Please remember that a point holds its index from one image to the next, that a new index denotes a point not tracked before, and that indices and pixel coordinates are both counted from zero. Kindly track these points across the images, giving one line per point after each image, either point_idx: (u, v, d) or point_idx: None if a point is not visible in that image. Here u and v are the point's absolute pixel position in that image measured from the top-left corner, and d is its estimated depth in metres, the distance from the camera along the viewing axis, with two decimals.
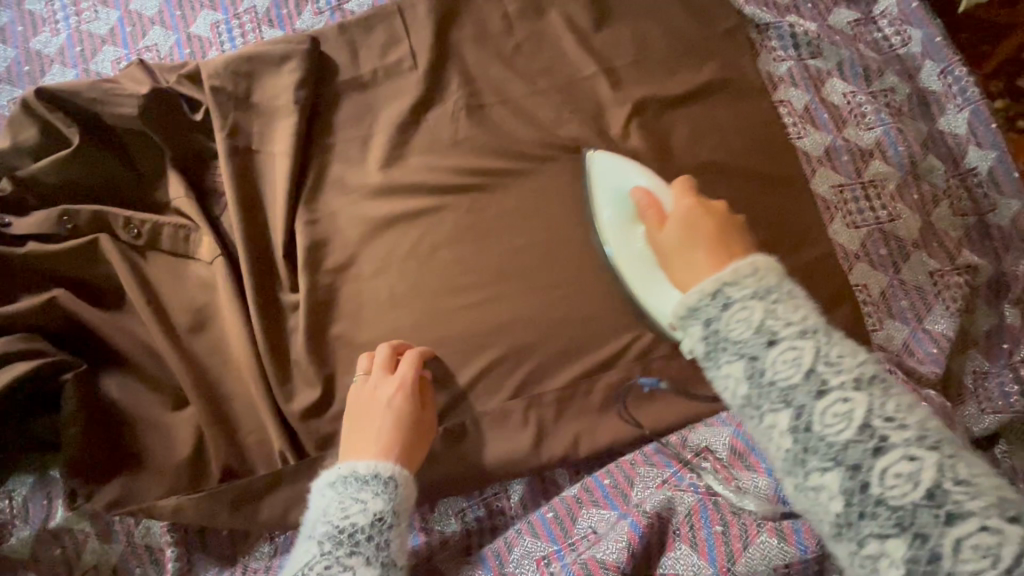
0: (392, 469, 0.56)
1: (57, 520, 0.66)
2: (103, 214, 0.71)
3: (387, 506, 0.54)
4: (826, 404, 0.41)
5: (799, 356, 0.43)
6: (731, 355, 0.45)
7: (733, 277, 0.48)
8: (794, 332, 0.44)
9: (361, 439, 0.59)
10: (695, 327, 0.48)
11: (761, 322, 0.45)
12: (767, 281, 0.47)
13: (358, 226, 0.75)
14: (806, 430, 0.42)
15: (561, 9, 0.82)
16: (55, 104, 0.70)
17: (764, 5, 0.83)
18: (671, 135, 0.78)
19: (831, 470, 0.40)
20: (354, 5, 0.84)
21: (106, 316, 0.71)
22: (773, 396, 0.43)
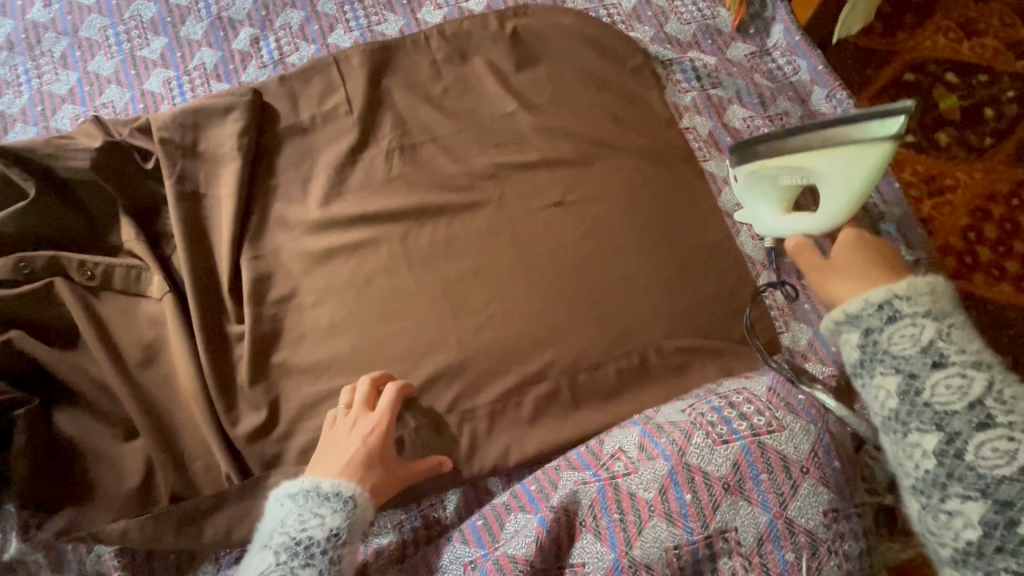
0: (354, 489, 0.62)
1: (11, 552, 0.68)
2: (58, 258, 0.77)
3: (344, 523, 0.60)
4: (987, 437, 0.48)
5: (965, 385, 0.49)
6: (888, 369, 0.53)
7: (880, 296, 0.54)
8: (965, 360, 0.50)
9: (325, 462, 0.64)
10: (853, 334, 0.55)
11: (930, 342, 0.51)
12: (940, 305, 0.52)
13: (299, 260, 0.81)
14: (955, 455, 0.49)
15: (483, 55, 0.90)
16: (13, 160, 0.76)
17: (668, 44, 0.92)
18: (586, 163, 0.85)
19: (973, 500, 0.47)
20: (296, 58, 0.92)
21: (60, 353, 0.75)
22: (925, 417, 0.50)
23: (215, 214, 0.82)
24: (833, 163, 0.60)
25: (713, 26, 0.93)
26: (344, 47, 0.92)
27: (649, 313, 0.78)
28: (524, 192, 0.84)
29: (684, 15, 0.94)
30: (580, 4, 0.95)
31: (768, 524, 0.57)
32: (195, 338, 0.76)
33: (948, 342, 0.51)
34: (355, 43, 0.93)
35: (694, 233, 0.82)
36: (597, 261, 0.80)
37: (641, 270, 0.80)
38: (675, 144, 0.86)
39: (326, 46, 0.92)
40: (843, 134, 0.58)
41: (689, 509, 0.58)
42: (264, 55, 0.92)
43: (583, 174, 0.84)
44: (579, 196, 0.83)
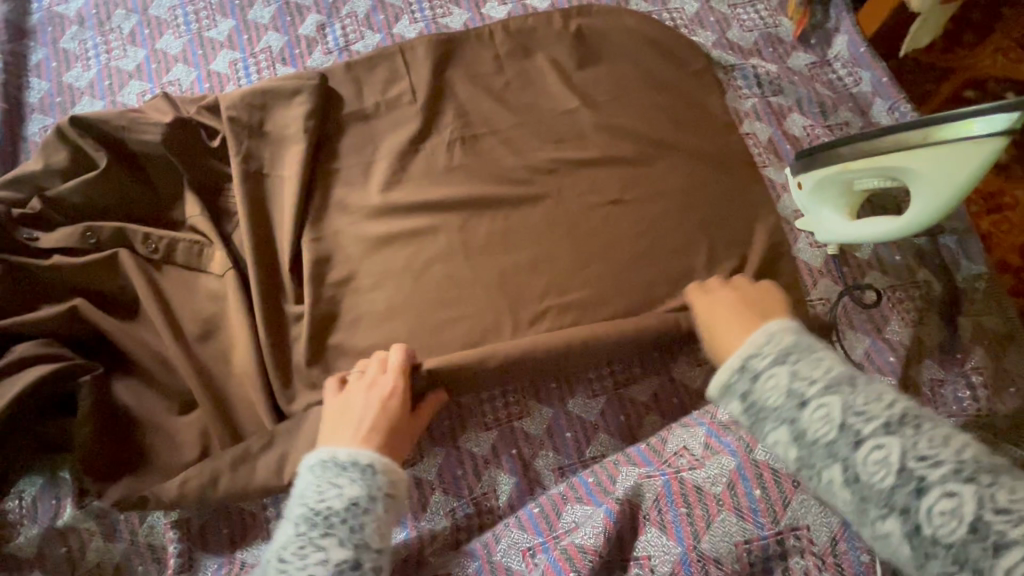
0: (372, 456, 0.58)
1: (65, 518, 0.70)
2: (126, 230, 0.77)
3: (363, 491, 0.55)
4: (865, 452, 0.42)
5: (828, 413, 0.44)
6: (772, 423, 0.46)
7: (749, 346, 0.51)
8: (817, 390, 0.45)
9: (344, 432, 0.61)
10: (730, 402, 0.49)
11: (789, 386, 0.46)
12: (783, 343, 0.49)
13: (359, 243, 0.82)
14: (855, 482, 0.42)
15: (546, 52, 0.91)
16: (88, 130, 0.77)
17: (730, 50, 0.93)
18: (647, 162, 0.85)
19: (888, 520, 0.40)
20: (361, 46, 0.93)
21: (121, 324, 0.75)
22: (816, 454, 0.44)
23: (277, 195, 0.82)
24: (934, 157, 0.63)
25: (774, 35, 0.94)
26: (409, 37, 0.93)
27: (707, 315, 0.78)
28: (584, 188, 0.84)
29: (746, 23, 0.95)
30: (643, 6, 0.96)
31: (842, 524, 0.56)
32: (255, 317, 0.76)
33: (795, 377, 0.47)
34: (420, 34, 0.94)
35: (753, 237, 0.82)
36: (655, 261, 0.80)
37: (698, 271, 0.80)
38: (734, 148, 0.86)
39: (391, 35, 0.93)
40: (940, 136, 0.62)
41: (759, 505, 0.58)
42: (330, 41, 0.93)
43: (643, 174, 0.85)
44: (637, 194, 0.84)
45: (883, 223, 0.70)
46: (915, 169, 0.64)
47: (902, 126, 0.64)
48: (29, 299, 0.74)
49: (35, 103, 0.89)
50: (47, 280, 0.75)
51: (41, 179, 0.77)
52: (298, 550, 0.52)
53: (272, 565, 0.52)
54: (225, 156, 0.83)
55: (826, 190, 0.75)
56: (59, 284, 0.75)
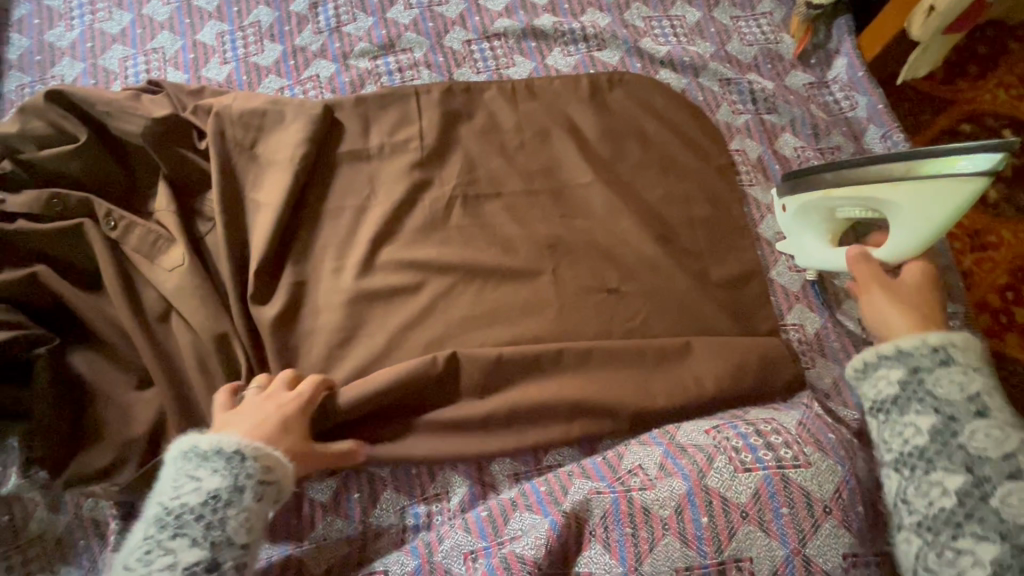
0: (237, 443, 0.58)
1: (8, 486, 0.69)
2: (91, 201, 0.75)
3: (224, 483, 0.56)
4: (1016, 487, 0.52)
5: (1000, 438, 0.55)
6: (926, 408, 0.58)
7: (938, 339, 0.60)
8: (1002, 417, 0.56)
9: (243, 425, 0.60)
10: (898, 369, 0.61)
11: (974, 393, 0.57)
12: (965, 350, 0.59)
13: (333, 232, 0.81)
14: (979, 498, 0.53)
15: (540, 53, 0.90)
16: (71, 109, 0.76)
17: (727, 62, 0.90)
18: (642, 204, 0.83)
19: (988, 540, 0.51)
20: (351, 27, 0.90)
21: (84, 294, 0.74)
22: (956, 458, 0.55)
23: (254, 179, 0.80)
24: (915, 195, 0.62)
25: (774, 51, 0.92)
26: (402, 22, 0.90)
27: (672, 328, 0.77)
28: (567, 206, 0.83)
29: (746, 36, 0.92)
30: (643, 11, 0.92)
31: (785, 558, 0.56)
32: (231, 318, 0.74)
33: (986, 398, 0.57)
34: (414, 21, 0.91)
35: (723, 256, 0.82)
36: (650, 308, 0.78)
37: (669, 286, 0.79)
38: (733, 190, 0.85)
39: (396, 72, 0.87)
40: (920, 171, 0.61)
41: (704, 532, 0.57)
42: (320, 21, 0.90)
43: (621, 185, 0.84)
44: (619, 202, 0.83)
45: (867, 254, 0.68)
46: (897, 204, 0.63)
47: (891, 154, 0.63)
48: None
49: (14, 59, 0.87)
50: (8, 244, 0.73)
51: (15, 141, 0.75)
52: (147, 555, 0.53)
53: (119, 570, 0.52)
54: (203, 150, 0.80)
55: (807, 218, 0.74)
56: (22, 249, 0.73)
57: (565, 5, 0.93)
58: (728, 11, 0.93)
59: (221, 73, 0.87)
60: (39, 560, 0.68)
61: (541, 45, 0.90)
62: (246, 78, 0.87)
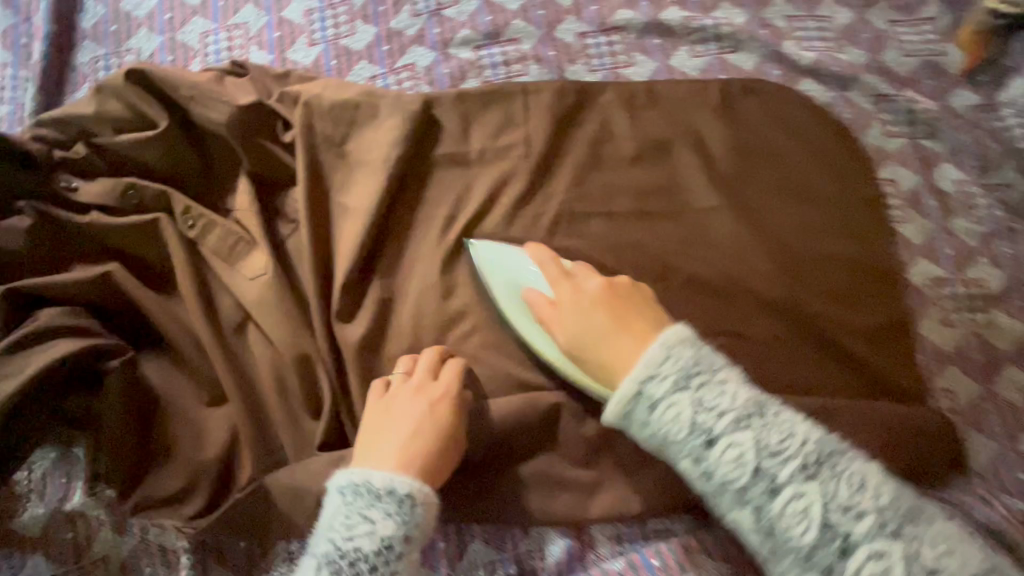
0: (409, 486, 0.53)
1: (74, 503, 0.64)
2: (169, 195, 0.68)
3: (397, 532, 0.51)
4: (789, 502, 0.48)
5: (740, 455, 0.49)
6: (685, 455, 0.50)
7: (660, 352, 0.53)
8: (728, 424, 0.49)
9: (390, 445, 0.57)
10: (639, 416, 0.52)
11: (693, 421, 0.50)
12: (684, 363, 0.52)
13: (426, 243, 0.72)
14: (771, 532, 0.48)
15: (666, 52, 0.79)
16: (150, 90, 0.68)
17: (882, 75, 0.78)
18: (772, 239, 0.71)
19: (813, 573, 0.47)
20: (453, 11, 0.80)
21: (155, 297, 0.67)
22: (731, 496, 0.49)
23: (341, 180, 0.72)
24: (500, 280, 0.68)
25: (937, 64, 0.79)
26: (511, 9, 0.80)
27: (809, 385, 0.66)
28: (685, 237, 0.72)
29: (905, 45, 0.79)
30: (786, 9, 0.81)
31: None
32: (314, 336, 0.67)
33: (768, 403, 0.51)
34: (523, 8, 0.81)
35: (861, 305, 0.70)
36: (780, 359, 0.67)
37: (802, 336, 0.68)
38: (877, 228, 0.73)
39: (501, 65, 0.78)
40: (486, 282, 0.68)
41: None
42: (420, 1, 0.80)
43: (750, 210, 0.73)
44: (748, 229, 0.71)
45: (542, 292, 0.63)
46: (500, 275, 0.68)
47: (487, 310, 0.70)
48: (61, 257, 0.66)
49: (89, 29, 0.80)
50: (80, 238, 0.66)
51: (90, 123, 0.68)
52: None
53: None
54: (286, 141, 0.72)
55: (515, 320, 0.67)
56: (94, 245, 0.67)
57: None
58: (884, 13, 0.81)
59: (309, 56, 0.78)
60: None
61: (666, 43, 0.79)
62: (336, 63, 0.78)
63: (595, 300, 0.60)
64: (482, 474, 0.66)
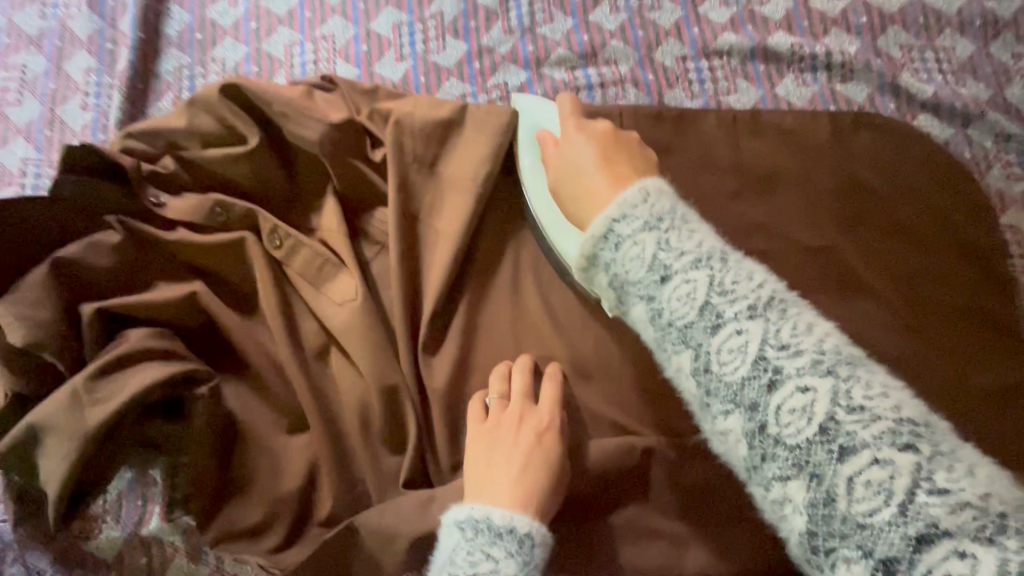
0: (530, 525, 0.50)
1: (150, 527, 0.63)
2: (256, 213, 0.66)
3: (521, 572, 0.47)
4: (722, 338, 0.40)
5: (692, 291, 0.41)
6: (634, 296, 0.44)
7: (619, 208, 0.45)
8: (687, 263, 0.42)
9: (503, 478, 0.54)
10: (600, 276, 0.47)
11: (653, 257, 0.43)
12: (658, 207, 0.45)
13: (516, 273, 0.69)
14: (705, 370, 0.41)
15: (771, 80, 0.75)
16: (242, 104, 0.66)
17: (1006, 112, 0.73)
18: (891, 280, 0.66)
19: (733, 411, 0.40)
20: (548, 29, 0.77)
21: (239, 320, 0.65)
22: (673, 337, 0.42)
23: (432, 204, 0.69)
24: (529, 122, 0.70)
25: None
26: (608, 29, 0.77)
27: None
28: (798, 273, 0.65)
29: None
30: (901, 37, 0.76)
31: None
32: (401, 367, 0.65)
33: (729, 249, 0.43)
34: (621, 27, 0.77)
35: (987, 364, 0.65)
36: None
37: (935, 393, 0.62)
38: (1000, 275, 0.68)
39: (597, 87, 0.74)
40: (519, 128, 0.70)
41: None
42: (513, 17, 0.77)
43: (867, 248, 0.67)
44: (865, 270, 0.66)
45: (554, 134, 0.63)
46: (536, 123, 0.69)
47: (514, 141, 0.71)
48: (145, 274, 0.64)
49: (174, 36, 0.78)
50: (166, 255, 0.64)
51: (179, 136, 0.66)
52: None
53: None
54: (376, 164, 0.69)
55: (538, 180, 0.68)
56: (179, 263, 0.65)
57: (804, 22, 0.77)
58: (1009, 46, 0.75)
59: (397, 72, 0.76)
60: None
61: (771, 70, 0.75)
62: (424, 80, 0.76)
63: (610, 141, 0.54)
64: (574, 521, 0.62)
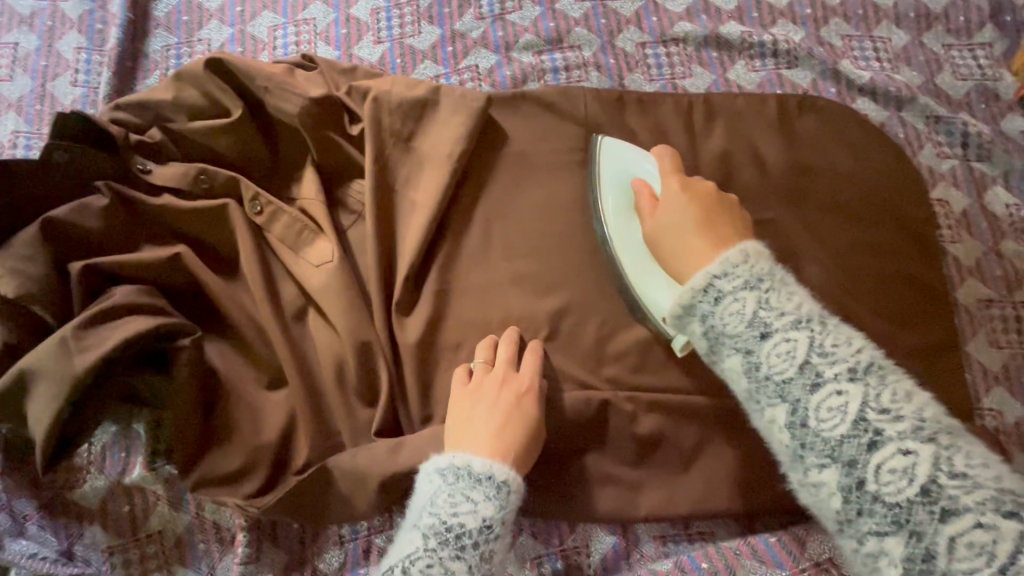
0: (506, 473, 0.55)
1: (132, 477, 0.65)
2: (239, 182, 0.70)
3: (497, 514, 0.53)
4: (821, 396, 0.45)
5: (791, 348, 0.46)
6: (730, 348, 0.49)
7: (719, 268, 0.51)
8: (788, 322, 0.47)
9: (482, 433, 0.58)
10: (694, 325, 0.51)
11: (753, 314, 0.48)
12: (759, 269, 0.50)
13: (485, 240, 0.74)
14: (802, 424, 0.45)
15: (723, 66, 0.81)
16: (225, 79, 0.70)
17: (937, 97, 0.80)
18: (851, 278, 0.70)
19: (829, 467, 0.44)
20: (517, 16, 0.82)
21: (221, 282, 0.69)
22: (769, 390, 0.47)
23: (406, 176, 0.74)
24: (611, 166, 0.72)
25: (991, 89, 0.80)
26: (573, 17, 0.82)
27: None
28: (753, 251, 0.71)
29: (961, 69, 0.81)
30: (842, 29, 0.83)
31: None
32: (375, 327, 0.69)
33: (827, 313, 0.48)
34: (585, 15, 0.83)
35: (913, 325, 0.70)
36: None
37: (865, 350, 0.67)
38: (936, 252, 0.74)
39: (562, 70, 0.80)
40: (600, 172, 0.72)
41: None
42: (484, 5, 0.83)
43: (810, 221, 0.73)
44: (808, 239, 0.71)
45: (649, 185, 0.67)
46: (621, 168, 0.71)
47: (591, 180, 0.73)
48: (132, 237, 0.68)
49: (162, 18, 0.83)
50: (152, 219, 0.68)
51: (166, 110, 0.70)
52: (425, 569, 0.49)
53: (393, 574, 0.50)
54: (353, 138, 0.74)
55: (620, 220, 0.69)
56: (164, 227, 0.69)
57: (754, 13, 0.83)
58: (939, 37, 0.82)
59: (374, 53, 0.81)
60: (159, 558, 0.66)
61: (724, 57, 0.81)
62: (400, 61, 0.80)
63: (714, 206, 0.59)
64: (537, 469, 0.68)
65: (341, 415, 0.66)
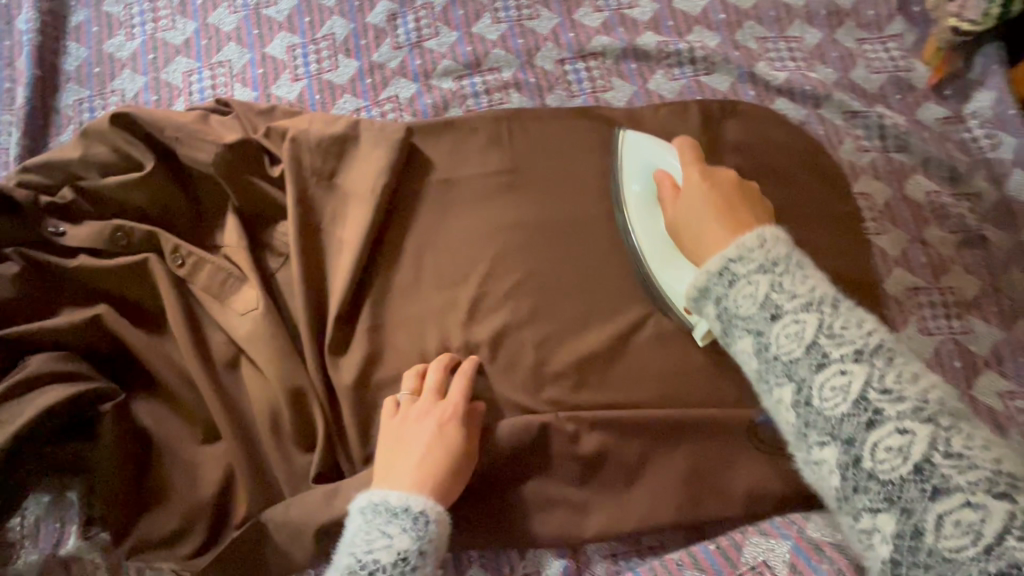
0: (424, 503, 0.55)
1: (68, 547, 0.64)
2: (157, 235, 0.69)
3: (413, 545, 0.53)
4: (825, 376, 0.45)
5: (800, 331, 0.47)
6: (742, 330, 0.50)
7: (735, 252, 0.51)
8: (798, 305, 0.47)
9: (405, 467, 0.58)
10: (708, 307, 0.52)
11: (765, 297, 0.48)
12: (774, 254, 0.50)
13: (416, 271, 0.73)
14: (805, 404, 0.46)
15: (642, 77, 0.82)
16: (135, 131, 0.69)
17: (852, 92, 0.82)
18: None
19: (828, 444, 0.45)
20: (434, 43, 0.83)
21: (147, 338, 0.68)
22: (778, 370, 0.47)
23: (331, 214, 0.73)
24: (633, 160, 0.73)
25: (904, 80, 0.83)
26: (490, 40, 0.83)
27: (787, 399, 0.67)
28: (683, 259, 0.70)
29: (874, 62, 0.83)
30: (757, 31, 0.84)
31: None
32: (308, 370, 0.68)
33: (841, 295, 0.48)
34: (502, 37, 0.83)
35: None
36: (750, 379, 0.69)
37: None
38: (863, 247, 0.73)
39: (483, 94, 0.80)
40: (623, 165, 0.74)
41: None
42: (400, 34, 0.83)
43: None
44: None
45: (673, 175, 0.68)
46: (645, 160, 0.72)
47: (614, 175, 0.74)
48: (52, 300, 0.67)
49: (72, 71, 0.81)
50: (70, 282, 0.67)
51: (76, 166, 0.69)
52: None
53: None
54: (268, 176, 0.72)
55: (645, 211, 0.71)
56: (84, 288, 0.68)
57: (669, 22, 0.85)
58: (852, 32, 0.84)
59: (292, 91, 0.80)
60: None
61: (643, 68, 0.82)
62: (319, 97, 0.80)
63: (737, 194, 0.60)
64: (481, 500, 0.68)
65: (278, 463, 0.65)
